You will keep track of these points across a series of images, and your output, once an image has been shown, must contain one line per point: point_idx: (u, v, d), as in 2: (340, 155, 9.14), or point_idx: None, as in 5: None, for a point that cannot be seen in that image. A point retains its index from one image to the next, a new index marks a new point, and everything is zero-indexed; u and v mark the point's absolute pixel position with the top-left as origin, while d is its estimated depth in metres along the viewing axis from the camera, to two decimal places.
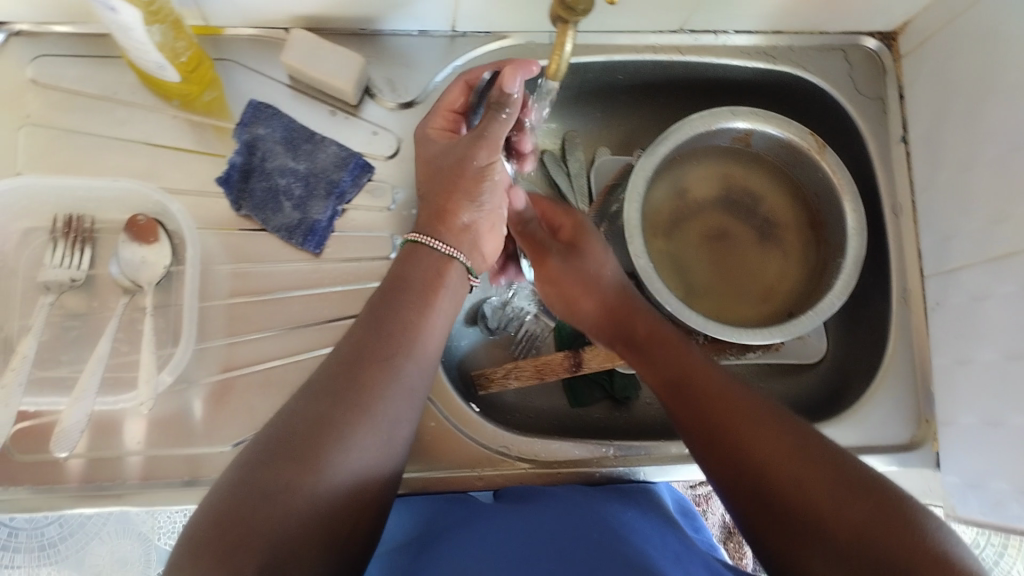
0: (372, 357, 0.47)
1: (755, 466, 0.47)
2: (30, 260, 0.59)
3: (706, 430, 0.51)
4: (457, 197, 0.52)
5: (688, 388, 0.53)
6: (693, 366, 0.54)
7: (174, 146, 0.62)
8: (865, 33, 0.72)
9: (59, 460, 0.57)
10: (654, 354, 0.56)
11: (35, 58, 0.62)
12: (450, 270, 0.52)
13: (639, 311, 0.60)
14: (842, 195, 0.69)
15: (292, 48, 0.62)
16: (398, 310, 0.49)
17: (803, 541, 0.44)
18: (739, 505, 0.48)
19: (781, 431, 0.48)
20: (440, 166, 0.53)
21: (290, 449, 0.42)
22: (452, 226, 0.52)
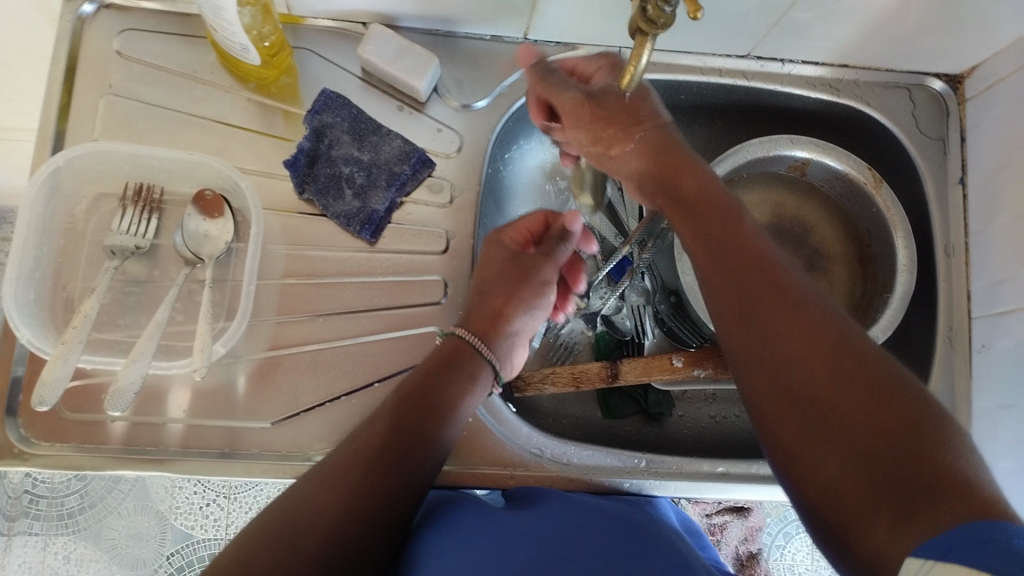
0: (401, 434, 0.50)
1: (787, 357, 0.44)
2: (99, 224, 0.60)
3: (739, 314, 0.48)
4: (511, 305, 0.60)
5: (734, 282, 0.49)
6: (740, 249, 0.51)
7: (245, 127, 0.64)
8: (931, 74, 0.72)
9: (106, 421, 0.58)
10: (698, 223, 0.53)
11: (121, 32, 0.64)
12: (481, 377, 0.56)
13: (688, 167, 0.56)
14: (895, 232, 0.69)
15: (370, 42, 0.64)
16: (443, 395, 0.53)
17: (823, 438, 0.41)
18: (758, 396, 0.45)
19: (821, 334, 0.44)
20: (513, 266, 0.61)
21: (324, 503, 0.45)
22: (502, 331, 0.59)
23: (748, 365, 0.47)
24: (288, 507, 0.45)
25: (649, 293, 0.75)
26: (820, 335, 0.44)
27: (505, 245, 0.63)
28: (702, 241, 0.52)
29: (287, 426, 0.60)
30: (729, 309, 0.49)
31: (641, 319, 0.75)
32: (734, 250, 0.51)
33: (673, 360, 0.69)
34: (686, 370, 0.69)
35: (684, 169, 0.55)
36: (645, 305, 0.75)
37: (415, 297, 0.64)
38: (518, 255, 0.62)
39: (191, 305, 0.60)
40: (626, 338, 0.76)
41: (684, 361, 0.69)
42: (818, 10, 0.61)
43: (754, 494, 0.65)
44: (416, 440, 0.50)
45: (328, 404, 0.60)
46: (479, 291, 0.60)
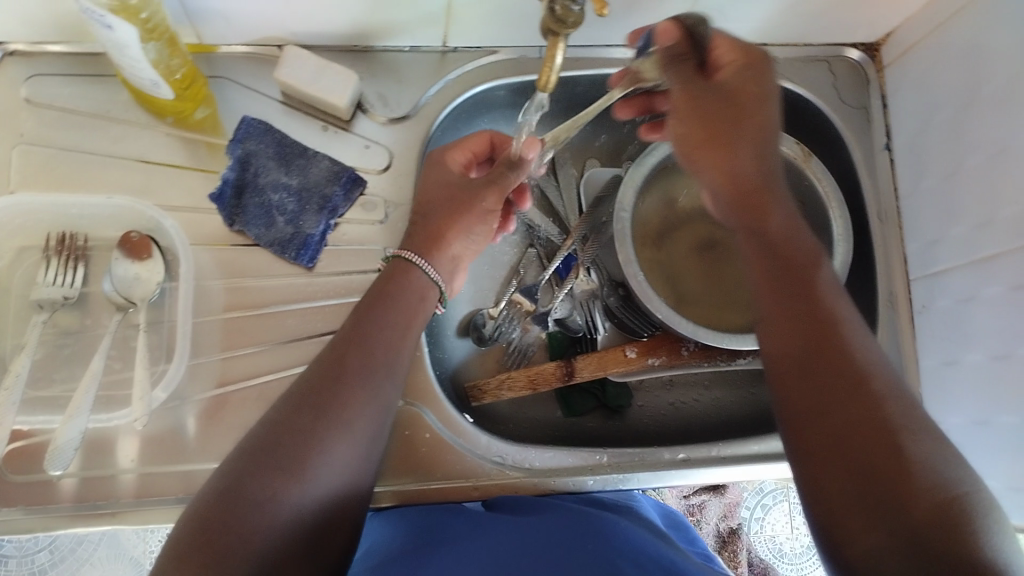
0: (349, 374, 0.48)
1: (841, 413, 0.42)
2: (23, 278, 0.59)
3: (800, 360, 0.46)
4: (452, 225, 0.57)
5: (793, 309, 0.48)
6: (805, 298, 0.48)
7: (167, 163, 0.63)
8: (848, 45, 0.74)
9: (53, 479, 0.57)
10: (767, 265, 0.51)
11: (27, 78, 0.62)
12: (428, 295, 0.55)
13: (771, 203, 0.53)
14: (829, 205, 0.70)
15: (285, 64, 0.62)
16: (384, 330, 0.51)
17: (870, 508, 0.39)
18: (801, 447, 0.44)
19: (877, 403, 0.42)
20: (449, 193, 0.58)
21: (287, 446, 0.44)
22: (443, 254, 0.57)
23: (790, 388, 0.45)
24: (262, 434, 0.44)
25: (598, 287, 0.75)
26: (876, 401, 0.42)
27: (447, 168, 0.60)
28: (769, 277, 0.50)
29: None
30: (783, 329, 0.47)
31: (591, 313, 0.75)
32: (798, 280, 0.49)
33: (627, 352, 0.70)
34: (641, 360, 0.70)
35: (761, 202, 0.53)
36: (593, 298, 0.75)
37: None
38: (454, 175, 0.59)
39: (128, 350, 0.59)
40: (578, 335, 0.76)
41: (638, 351, 0.70)
42: None
43: (717, 475, 0.66)
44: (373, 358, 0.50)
45: None
46: (420, 215, 0.58)
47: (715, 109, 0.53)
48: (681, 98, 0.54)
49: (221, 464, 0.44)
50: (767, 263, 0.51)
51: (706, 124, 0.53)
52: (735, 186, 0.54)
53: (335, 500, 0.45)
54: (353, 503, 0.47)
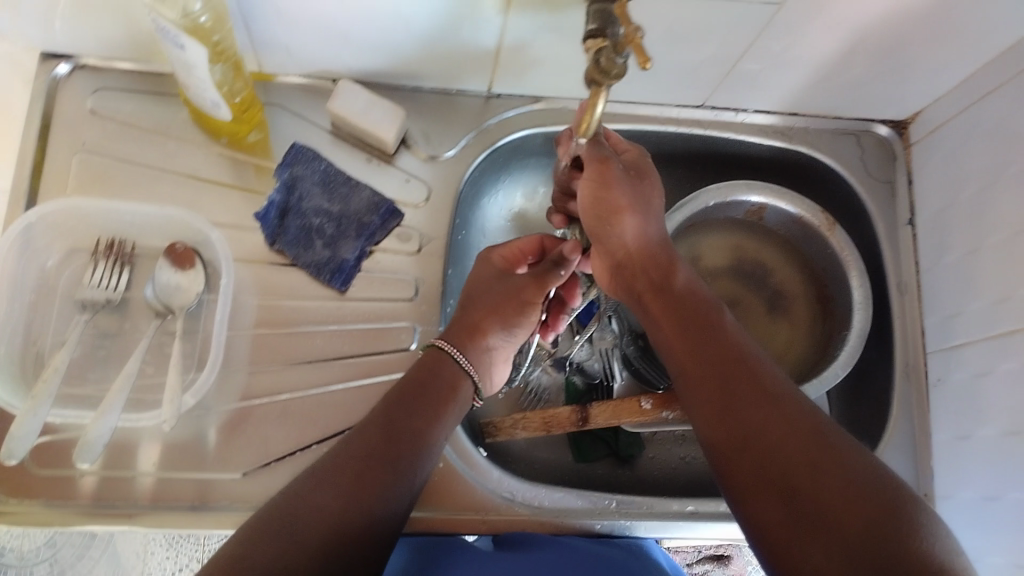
0: (399, 435, 0.52)
1: (768, 444, 0.47)
2: (71, 279, 0.61)
3: (719, 409, 0.50)
4: (490, 316, 0.61)
5: (705, 359, 0.53)
6: (714, 340, 0.53)
7: (217, 181, 0.66)
8: (877, 120, 0.76)
9: (74, 476, 0.58)
10: (673, 315, 0.56)
11: (95, 91, 0.66)
12: (461, 385, 0.58)
13: (674, 261, 0.58)
14: (850, 271, 0.72)
15: (339, 95, 0.65)
16: (431, 399, 0.55)
17: (805, 523, 0.43)
18: (743, 488, 0.47)
19: (797, 425, 0.47)
20: (491, 290, 0.62)
21: (327, 489, 0.47)
22: (479, 344, 0.60)
23: (726, 443, 0.49)
24: (319, 467, 0.49)
25: (618, 336, 0.76)
26: (794, 422, 0.47)
27: (491, 265, 0.64)
28: (677, 329, 0.55)
29: (257, 477, 0.60)
30: (705, 397, 0.51)
31: (609, 361, 0.76)
32: (704, 336, 0.54)
33: (643, 403, 0.69)
34: (655, 412, 0.69)
35: (666, 269, 0.58)
36: (614, 349, 0.76)
37: (384, 345, 0.65)
38: (492, 275, 0.63)
39: (162, 356, 0.61)
40: (595, 380, 0.76)
41: (653, 403, 0.69)
42: (765, 61, 0.65)
43: (726, 531, 0.66)
44: (410, 438, 0.52)
45: (299, 453, 0.61)
46: (465, 301, 0.62)
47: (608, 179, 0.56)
48: (594, 168, 0.56)
49: (273, 497, 0.47)
50: (672, 313, 0.56)
51: (608, 198, 0.56)
52: (641, 250, 0.58)
53: (371, 543, 0.48)
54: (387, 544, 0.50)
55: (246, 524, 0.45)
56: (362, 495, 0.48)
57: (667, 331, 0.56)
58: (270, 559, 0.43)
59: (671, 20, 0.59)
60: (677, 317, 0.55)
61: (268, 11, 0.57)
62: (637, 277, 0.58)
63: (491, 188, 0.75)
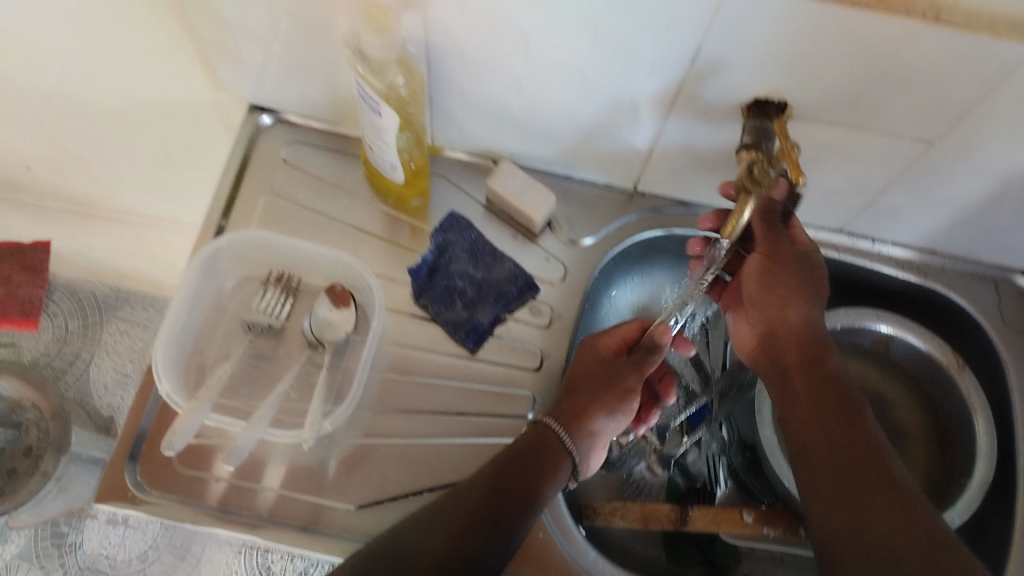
0: (474, 514, 0.55)
1: (887, 547, 0.49)
2: (241, 302, 0.69)
3: (843, 495, 0.53)
4: (594, 404, 0.62)
5: (839, 442, 0.55)
6: (852, 429, 0.56)
7: (378, 236, 0.73)
8: (1018, 271, 0.76)
9: (208, 479, 0.63)
10: (818, 392, 0.58)
11: (290, 143, 0.75)
12: (562, 462, 0.60)
13: (829, 348, 0.60)
14: (976, 417, 0.71)
15: (500, 175, 0.72)
16: (525, 475, 0.58)
17: None
18: (852, 573, 0.50)
19: (922, 536, 0.49)
20: (595, 376, 0.64)
21: (390, 558, 0.53)
22: (582, 428, 0.61)
23: (842, 528, 0.52)
24: (397, 535, 0.55)
25: (725, 444, 0.78)
26: (918, 532, 0.49)
27: (592, 352, 0.66)
28: (815, 409, 0.57)
29: (369, 512, 0.63)
30: (827, 469, 0.55)
31: (715, 467, 0.77)
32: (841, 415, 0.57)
33: (744, 515, 0.69)
34: (755, 528, 0.68)
35: (818, 353, 0.60)
36: (719, 455, 0.77)
37: (503, 408, 0.68)
38: (599, 365, 0.65)
39: (306, 385, 0.66)
40: (697, 483, 0.76)
41: (754, 517, 0.69)
42: (909, 196, 0.67)
43: None
44: (509, 504, 0.56)
45: (411, 496, 0.64)
46: (569, 388, 0.64)
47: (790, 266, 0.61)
48: (771, 241, 0.62)
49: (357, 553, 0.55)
50: (815, 396, 0.58)
51: (799, 281, 0.61)
52: (800, 333, 0.61)
53: None
54: None
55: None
56: (418, 568, 0.53)
57: (802, 396, 0.59)
58: None
59: (822, 145, 0.62)
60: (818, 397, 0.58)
61: (453, 92, 0.65)
62: (793, 350, 0.61)
63: (621, 279, 0.79)
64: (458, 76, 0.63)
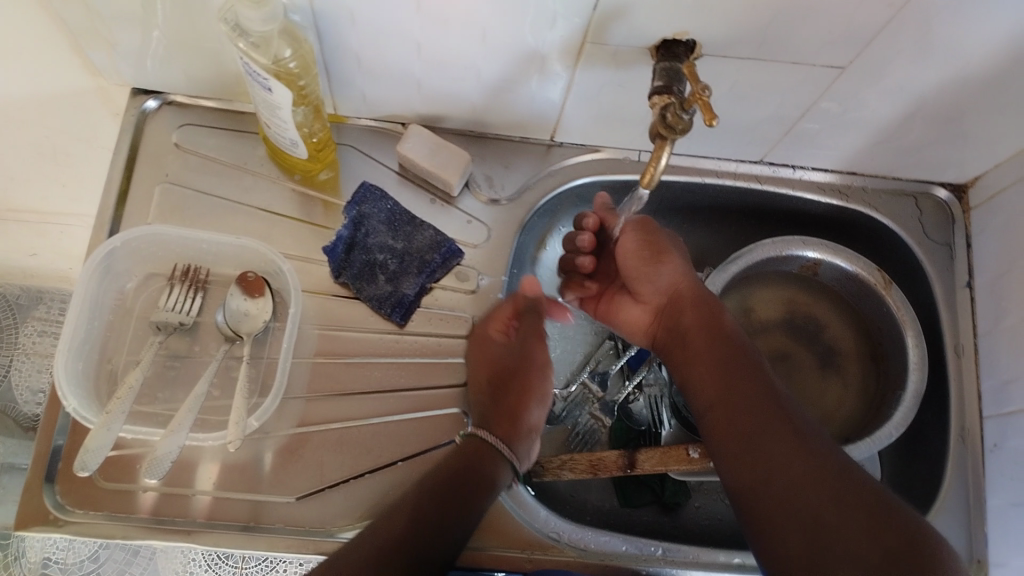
0: (455, 485, 0.57)
1: (790, 479, 0.52)
2: (147, 300, 0.65)
3: (747, 437, 0.56)
4: (521, 404, 0.66)
5: (734, 391, 0.58)
6: (749, 375, 0.59)
7: (288, 215, 0.69)
8: (936, 183, 0.76)
9: (136, 490, 0.60)
10: (714, 347, 0.61)
11: (179, 126, 0.70)
12: (504, 466, 0.62)
13: (721, 307, 0.64)
14: (905, 330, 0.72)
15: (409, 140, 0.69)
16: (489, 457, 0.61)
17: (828, 555, 0.48)
18: (763, 510, 0.52)
19: (823, 467, 0.52)
20: (504, 369, 0.66)
21: (392, 522, 0.54)
22: (517, 429, 0.65)
23: (748, 469, 0.54)
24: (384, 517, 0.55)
25: (666, 384, 0.77)
26: (817, 461, 0.52)
27: (488, 347, 0.66)
28: (716, 362, 0.60)
29: (312, 502, 0.61)
30: (730, 432, 0.57)
31: (657, 408, 0.77)
32: (736, 377, 0.59)
33: (690, 451, 0.68)
34: (702, 462, 0.67)
35: (713, 313, 0.63)
36: (661, 395, 0.77)
37: (439, 379, 0.66)
38: (507, 354, 0.67)
39: (227, 381, 0.63)
40: (642, 427, 0.76)
41: (700, 452, 0.68)
42: (824, 122, 0.66)
43: None
44: (456, 504, 0.56)
45: (352, 481, 0.62)
46: (481, 395, 0.65)
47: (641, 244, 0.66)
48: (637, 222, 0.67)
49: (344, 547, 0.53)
50: (712, 351, 0.61)
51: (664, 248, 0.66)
52: (690, 298, 0.64)
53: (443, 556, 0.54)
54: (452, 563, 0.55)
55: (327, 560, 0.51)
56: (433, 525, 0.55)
57: (701, 354, 0.61)
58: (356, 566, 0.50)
59: (733, 80, 0.61)
60: (716, 351, 0.60)
61: (347, 59, 0.61)
62: (689, 314, 0.64)
63: (547, 232, 0.77)
64: (351, 42, 0.59)
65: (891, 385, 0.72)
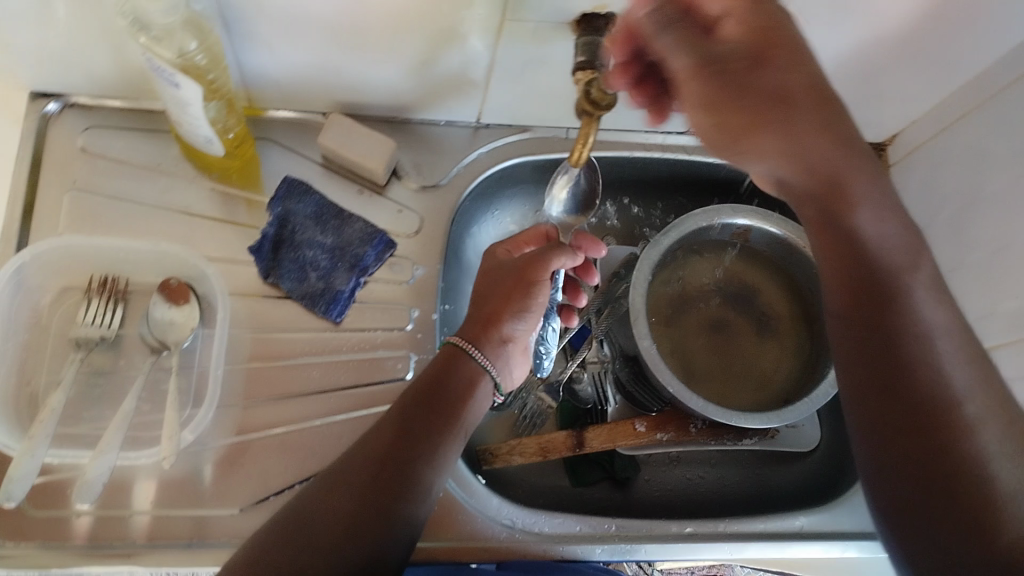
0: (420, 426, 0.53)
1: (901, 382, 0.45)
2: (63, 318, 0.61)
3: (879, 339, 0.47)
4: (504, 305, 0.60)
5: (860, 287, 0.49)
6: (860, 275, 0.49)
7: (209, 216, 0.66)
8: None
9: (69, 516, 0.57)
10: (843, 253, 0.50)
11: (83, 130, 0.66)
12: (482, 381, 0.58)
13: (846, 186, 0.50)
14: None
15: (330, 130, 0.66)
16: (454, 381, 0.56)
17: (933, 458, 0.43)
18: (872, 424, 0.47)
19: (929, 369, 0.45)
20: (496, 279, 0.62)
21: (340, 488, 0.50)
22: (494, 337, 0.59)
23: (851, 368, 0.49)
24: (341, 468, 0.51)
25: (610, 359, 0.77)
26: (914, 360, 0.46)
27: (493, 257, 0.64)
28: (851, 266, 0.49)
29: (258, 512, 0.59)
30: (855, 335, 0.49)
31: (601, 385, 0.76)
32: (888, 346, 0.47)
33: (637, 425, 0.72)
34: (649, 435, 0.72)
35: (839, 194, 0.50)
36: (604, 370, 0.77)
37: (381, 374, 0.65)
38: (502, 263, 0.63)
39: (158, 394, 0.60)
40: (588, 406, 0.76)
41: (646, 425, 0.72)
42: None
43: (722, 552, 0.67)
44: (429, 436, 0.53)
45: (297, 486, 0.60)
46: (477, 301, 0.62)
47: (728, 77, 0.47)
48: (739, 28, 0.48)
49: (296, 502, 0.50)
50: (837, 245, 0.50)
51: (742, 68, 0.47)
52: (815, 181, 0.50)
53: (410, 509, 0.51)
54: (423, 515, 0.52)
55: (263, 536, 0.48)
56: (392, 479, 0.51)
57: (833, 253, 0.50)
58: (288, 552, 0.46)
59: None
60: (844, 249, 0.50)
61: (259, 48, 0.58)
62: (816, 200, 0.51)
63: (480, 216, 0.76)
64: (263, 30, 0.56)
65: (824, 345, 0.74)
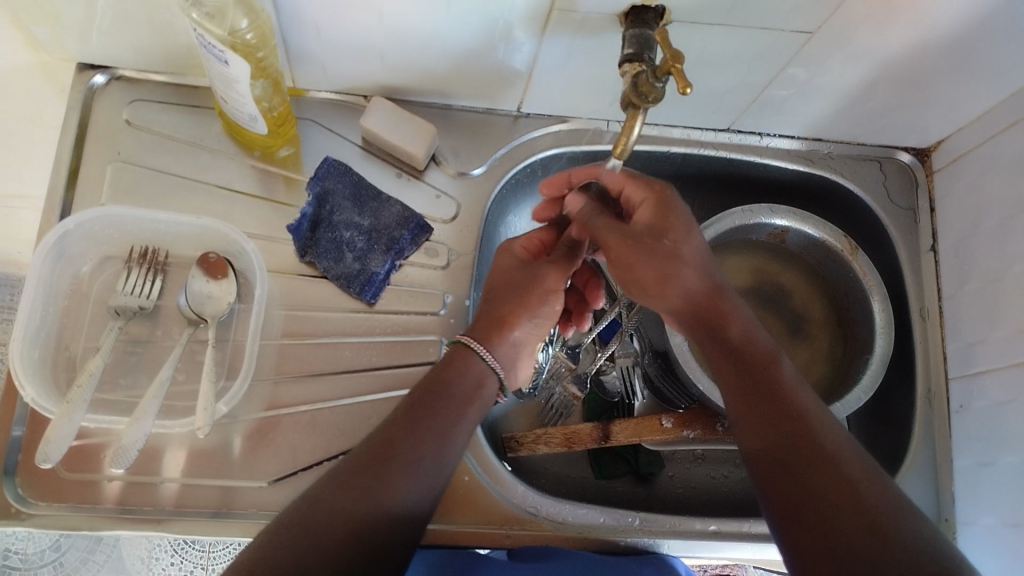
0: (424, 429, 0.53)
1: (808, 462, 0.48)
2: (104, 285, 0.62)
3: (782, 431, 0.51)
4: (515, 310, 0.61)
5: (750, 388, 0.54)
6: (763, 376, 0.54)
7: (249, 193, 0.67)
8: (899, 148, 0.77)
9: (100, 479, 0.59)
10: (732, 355, 0.56)
11: (130, 102, 0.67)
12: (487, 384, 0.58)
13: (728, 309, 0.58)
14: (872, 295, 0.73)
15: (371, 113, 0.67)
16: (459, 384, 0.56)
17: (838, 530, 0.45)
18: (778, 503, 0.48)
19: (823, 454, 0.49)
20: (512, 279, 0.62)
21: (346, 487, 0.48)
22: (503, 338, 0.60)
23: (762, 457, 0.51)
24: (346, 467, 0.50)
25: (639, 354, 0.77)
26: (814, 442, 0.50)
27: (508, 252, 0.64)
28: (737, 371, 0.55)
29: (285, 486, 0.60)
30: (758, 423, 0.52)
31: (630, 379, 0.76)
32: (793, 426, 0.51)
33: (663, 421, 0.71)
34: (676, 431, 0.71)
35: (717, 309, 0.58)
36: (634, 365, 0.77)
37: (412, 356, 0.65)
38: (518, 263, 0.64)
39: (193, 365, 0.61)
40: (616, 400, 0.77)
41: (673, 421, 0.71)
42: (791, 88, 0.66)
43: (743, 552, 0.67)
44: (435, 433, 0.53)
45: (325, 463, 0.61)
46: (486, 299, 0.62)
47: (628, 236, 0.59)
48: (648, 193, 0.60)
49: (300, 498, 0.48)
50: (728, 355, 0.56)
51: (654, 206, 0.59)
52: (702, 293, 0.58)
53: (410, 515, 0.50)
54: (422, 518, 0.52)
55: (268, 532, 0.46)
56: (396, 480, 0.50)
57: (723, 362, 0.56)
58: (298, 548, 0.45)
59: (702, 47, 0.60)
60: (737, 359, 0.55)
61: (306, 28, 0.59)
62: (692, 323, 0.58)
63: (515, 206, 0.76)
64: (309, 11, 0.56)
65: (859, 350, 0.73)
